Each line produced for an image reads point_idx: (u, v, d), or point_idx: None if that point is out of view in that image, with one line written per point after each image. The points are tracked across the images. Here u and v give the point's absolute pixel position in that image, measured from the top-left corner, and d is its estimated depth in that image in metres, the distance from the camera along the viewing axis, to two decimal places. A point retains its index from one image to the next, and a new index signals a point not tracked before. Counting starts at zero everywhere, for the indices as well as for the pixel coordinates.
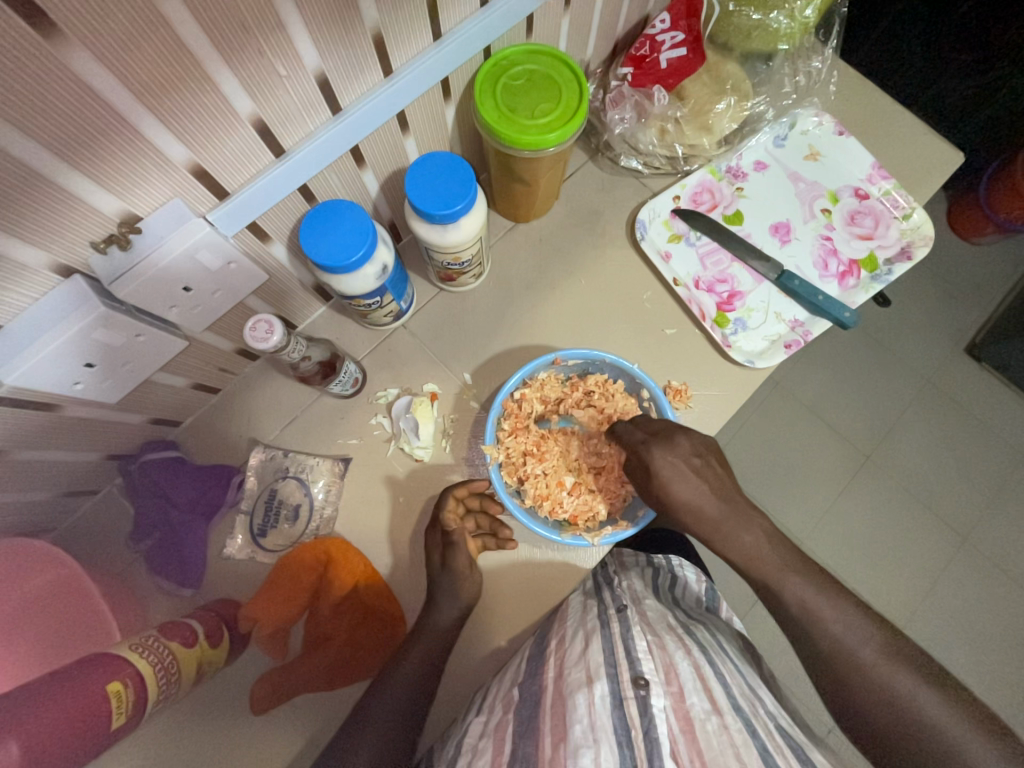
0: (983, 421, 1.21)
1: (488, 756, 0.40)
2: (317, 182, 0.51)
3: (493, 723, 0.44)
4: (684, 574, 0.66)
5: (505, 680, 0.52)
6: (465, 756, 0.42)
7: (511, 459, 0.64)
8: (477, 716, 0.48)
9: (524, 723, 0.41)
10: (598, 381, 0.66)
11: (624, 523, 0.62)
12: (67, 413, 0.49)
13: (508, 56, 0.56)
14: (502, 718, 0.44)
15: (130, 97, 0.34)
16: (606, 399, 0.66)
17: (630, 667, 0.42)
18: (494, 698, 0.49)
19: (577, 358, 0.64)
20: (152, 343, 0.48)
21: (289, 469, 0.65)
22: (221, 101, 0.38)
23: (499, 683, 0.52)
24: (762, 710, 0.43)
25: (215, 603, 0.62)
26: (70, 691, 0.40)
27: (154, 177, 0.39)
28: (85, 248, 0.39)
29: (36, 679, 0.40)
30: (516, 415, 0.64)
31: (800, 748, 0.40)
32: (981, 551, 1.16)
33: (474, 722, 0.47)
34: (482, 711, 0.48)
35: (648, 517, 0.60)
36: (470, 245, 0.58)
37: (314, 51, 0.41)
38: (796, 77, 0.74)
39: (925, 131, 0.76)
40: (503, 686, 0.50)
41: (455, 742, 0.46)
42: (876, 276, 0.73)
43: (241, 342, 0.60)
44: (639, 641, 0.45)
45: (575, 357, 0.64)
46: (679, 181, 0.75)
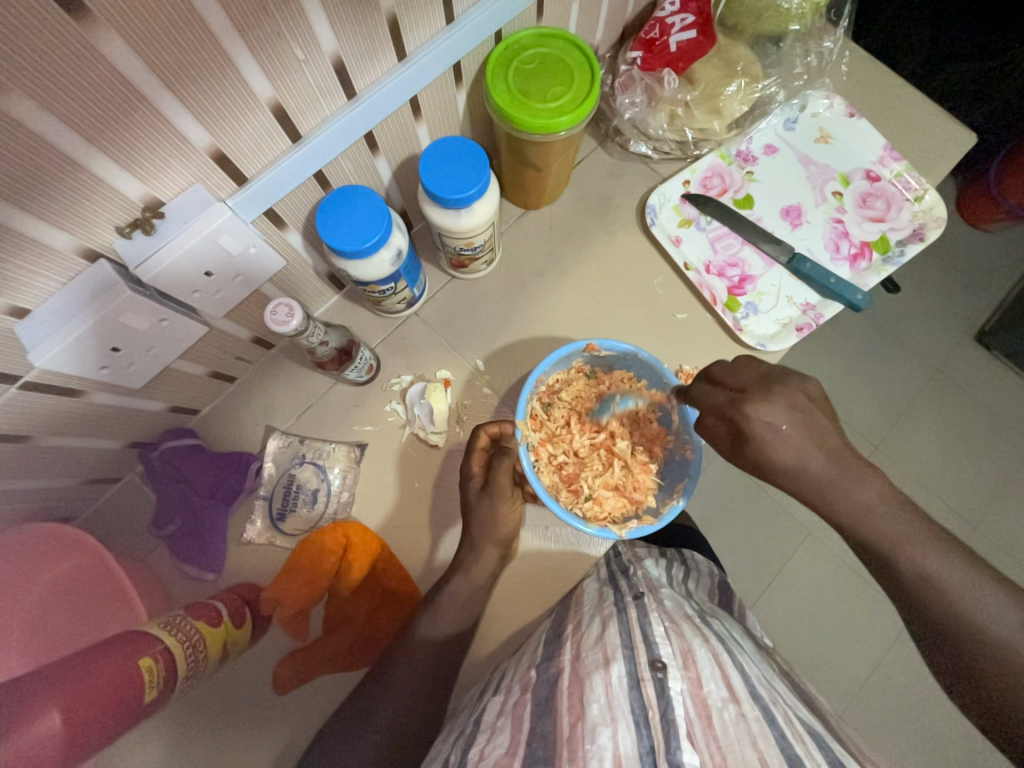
0: (994, 407, 1.20)
1: (506, 733, 0.40)
2: (332, 168, 0.52)
3: (512, 702, 0.44)
4: (698, 568, 0.67)
5: (523, 661, 0.52)
6: (484, 731, 0.42)
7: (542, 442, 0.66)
8: (495, 695, 0.48)
9: (542, 703, 0.41)
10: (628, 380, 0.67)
11: (649, 518, 0.62)
12: (92, 400, 0.50)
13: (519, 40, 0.56)
14: (520, 697, 0.44)
15: (155, 80, 0.35)
16: (632, 397, 0.68)
17: (647, 650, 0.42)
18: (512, 678, 0.49)
19: (611, 349, 0.64)
20: (174, 328, 0.49)
21: (306, 455, 0.66)
22: (241, 84, 0.39)
23: (516, 664, 0.53)
24: (776, 692, 0.43)
25: (238, 586, 0.63)
26: (99, 672, 0.41)
27: (177, 161, 0.40)
28: (110, 233, 0.40)
29: (67, 657, 0.41)
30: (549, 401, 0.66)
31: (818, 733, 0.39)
32: (992, 538, 1.16)
33: (492, 700, 0.47)
34: (499, 692, 0.49)
35: (673, 514, 0.60)
36: (483, 230, 0.59)
37: (331, 34, 0.41)
38: (806, 58, 0.73)
39: (938, 112, 0.76)
40: (521, 667, 0.51)
41: (473, 718, 0.46)
42: (888, 258, 0.72)
43: (257, 331, 0.61)
44: (656, 626, 0.46)
45: (610, 349, 0.64)
46: (689, 166, 0.74)
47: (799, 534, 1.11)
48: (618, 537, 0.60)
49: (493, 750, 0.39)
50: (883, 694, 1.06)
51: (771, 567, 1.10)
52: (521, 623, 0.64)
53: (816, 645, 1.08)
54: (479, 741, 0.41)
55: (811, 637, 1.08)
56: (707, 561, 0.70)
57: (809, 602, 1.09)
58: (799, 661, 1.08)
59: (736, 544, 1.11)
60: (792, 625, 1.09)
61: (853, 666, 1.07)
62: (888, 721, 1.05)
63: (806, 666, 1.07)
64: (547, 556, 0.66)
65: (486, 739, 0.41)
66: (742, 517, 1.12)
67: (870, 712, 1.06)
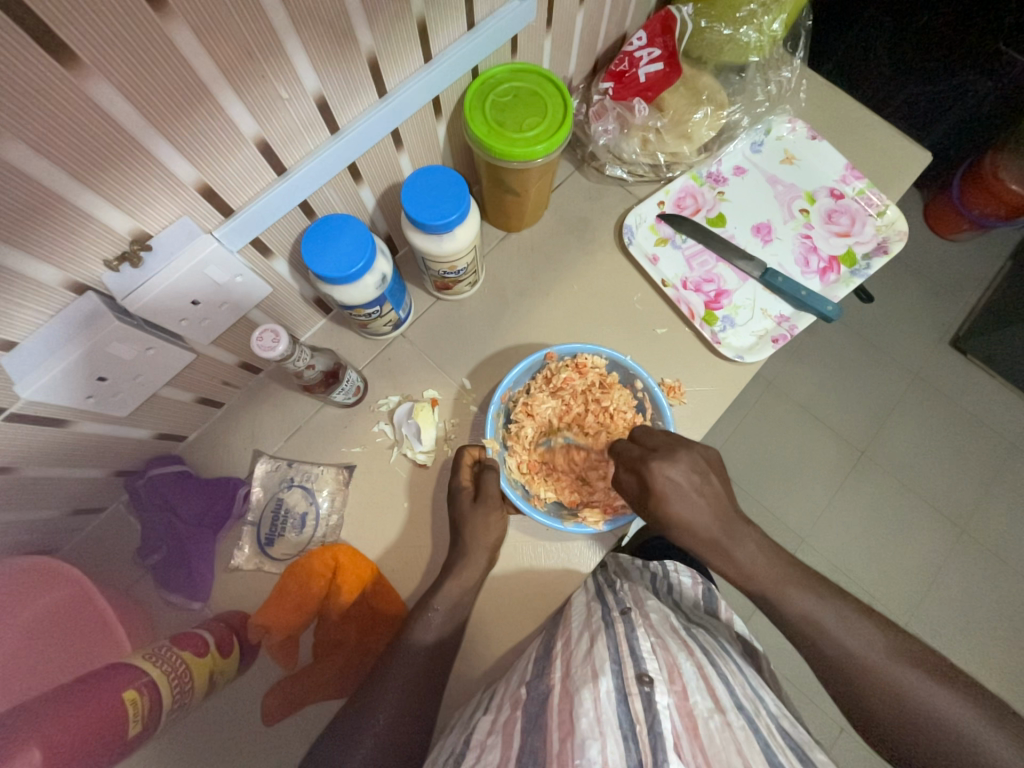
0: (971, 411, 1.24)
1: (495, 751, 0.40)
2: (317, 198, 0.54)
3: (502, 719, 0.44)
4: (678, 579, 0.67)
5: (513, 679, 0.52)
6: (472, 750, 0.42)
7: (515, 447, 0.66)
8: (484, 714, 0.48)
9: (531, 720, 0.41)
10: (603, 381, 0.67)
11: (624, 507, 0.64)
12: (77, 430, 0.50)
13: (495, 74, 0.59)
14: (510, 715, 0.44)
15: (143, 121, 0.36)
16: (605, 393, 0.66)
17: (634, 665, 0.42)
18: (503, 696, 0.49)
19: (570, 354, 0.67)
20: (161, 355, 0.50)
21: (294, 478, 0.66)
22: (227, 123, 0.41)
23: (507, 682, 0.53)
24: (763, 707, 0.43)
25: (224, 614, 0.62)
26: (82, 706, 0.40)
27: (163, 196, 0.41)
28: (98, 266, 0.41)
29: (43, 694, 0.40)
30: (524, 406, 0.66)
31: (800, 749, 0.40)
32: (979, 539, 1.18)
33: (484, 717, 0.47)
34: (491, 709, 0.48)
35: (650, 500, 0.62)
36: (465, 254, 0.61)
37: (314, 74, 0.44)
38: (767, 87, 0.78)
39: (894, 134, 0.80)
40: (511, 685, 0.50)
41: (462, 738, 0.46)
42: (855, 271, 0.76)
43: (244, 356, 0.62)
44: (643, 640, 0.45)
45: (568, 354, 0.67)
46: (663, 187, 0.78)
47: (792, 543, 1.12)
48: (596, 530, 0.62)
49: None
50: None
51: None
52: (514, 641, 0.64)
53: None
54: (470, 759, 0.40)
55: None
56: (691, 575, 0.69)
57: None
58: (795, 672, 1.08)
59: None
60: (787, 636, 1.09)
61: None
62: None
63: (802, 675, 1.07)
64: (538, 573, 0.65)
65: (476, 756, 0.40)
66: None
67: None
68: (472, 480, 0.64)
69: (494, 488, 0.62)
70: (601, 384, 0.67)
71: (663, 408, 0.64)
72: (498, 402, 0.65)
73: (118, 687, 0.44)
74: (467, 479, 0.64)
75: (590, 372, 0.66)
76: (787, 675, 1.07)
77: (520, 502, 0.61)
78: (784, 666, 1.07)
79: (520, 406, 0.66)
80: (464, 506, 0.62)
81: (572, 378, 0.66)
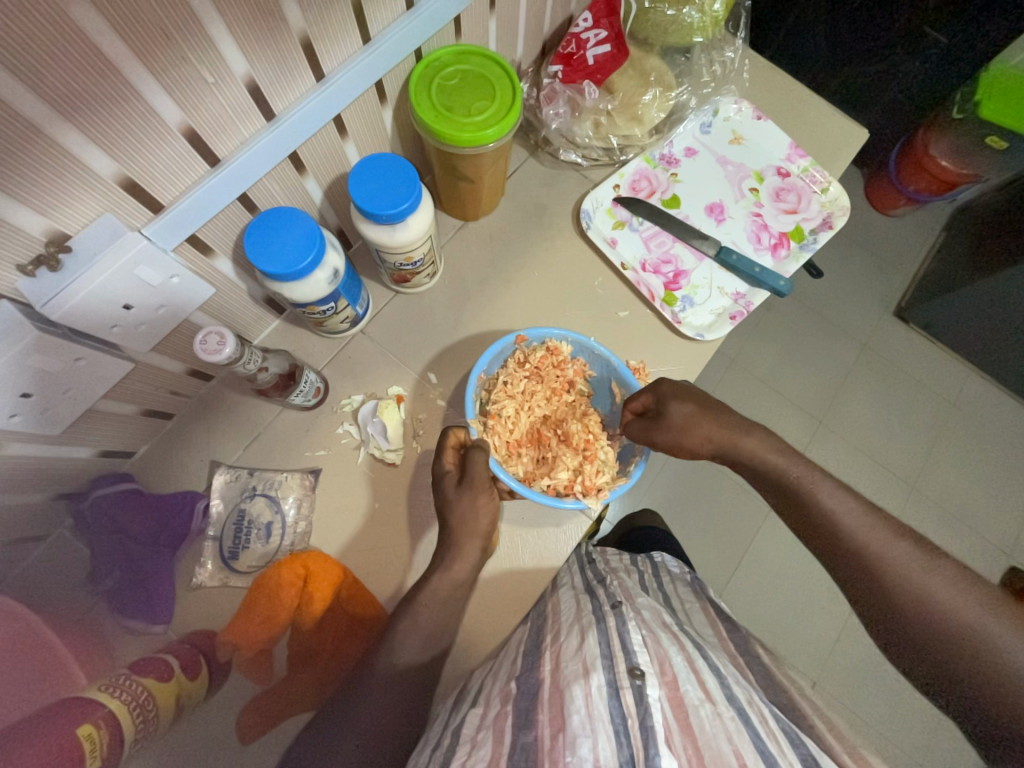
0: (916, 376, 1.32)
1: (486, 747, 0.39)
2: (257, 191, 0.51)
3: (492, 714, 0.44)
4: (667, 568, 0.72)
5: (501, 673, 0.51)
6: (462, 745, 0.41)
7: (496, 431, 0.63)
8: (472, 707, 0.47)
9: (522, 714, 0.41)
10: (578, 367, 0.67)
11: (620, 479, 0.64)
12: (5, 453, 0.46)
13: (439, 57, 0.58)
14: (500, 710, 0.43)
15: (48, 109, 0.33)
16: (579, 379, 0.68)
17: (626, 659, 0.43)
18: (492, 688, 0.49)
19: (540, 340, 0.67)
20: (93, 366, 0.46)
21: (256, 487, 0.64)
22: (148, 112, 0.38)
23: (496, 673, 0.52)
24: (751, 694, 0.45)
25: (191, 635, 0.59)
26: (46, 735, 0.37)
27: (81, 191, 0.38)
28: (12, 274, 0.37)
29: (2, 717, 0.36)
30: (502, 389, 0.65)
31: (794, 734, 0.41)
32: (928, 495, 1.26)
33: (471, 711, 0.46)
34: (478, 703, 0.48)
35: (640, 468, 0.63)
36: (421, 243, 0.59)
37: (241, 57, 0.41)
38: (712, 67, 0.79)
39: (833, 113, 0.83)
40: (500, 678, 0.50)
41: (450, 732, 0.45)
42: (804, 246, 0.78)
43: (191, 363, 0.58)
44: (633, 634, 0.46)
45: (538, 338, 0.67)
46: (617, 171, 0.78)
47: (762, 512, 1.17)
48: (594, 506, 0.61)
49: (475, 761, 0.37)
50: (851, 655, 1.12)
51: (736, 548, 1.16)
52: (498, 632, 0.63)
53: (785, 617, 1.14)
54: (460, 755, 0.40)
55: (778, 609, 1.14)
56: (678, 566, 0.74)
57: (774, 579, 1.15)
58: (771, 636, 1.13)
59: (698, 528, 1.16)
60: (760, 602, 1.14)
61: (819, 633, 1.13)
62: (859, 681, 1.11)
63: (777, 638, 1.13)
64: (516, 563, 0.66)
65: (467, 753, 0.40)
66: (701, 501, 1.17)
67: (842, 677, 1.11)
68: (455, 463, 0.60)
69: (483, 471, 0.58)
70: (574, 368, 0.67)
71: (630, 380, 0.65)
72: (473, 383, 0.63)
73: (73, 720, 0.40)
74: (449, 463, 0.60)
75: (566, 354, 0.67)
76: (764, 639, 1.12)
77: (515, 484, 0.59)
78: (758, 630, 1.12)
79: (497, 388, 0.65)
80: (448, 490, 0.58)
81: (545, 361, 0.66)
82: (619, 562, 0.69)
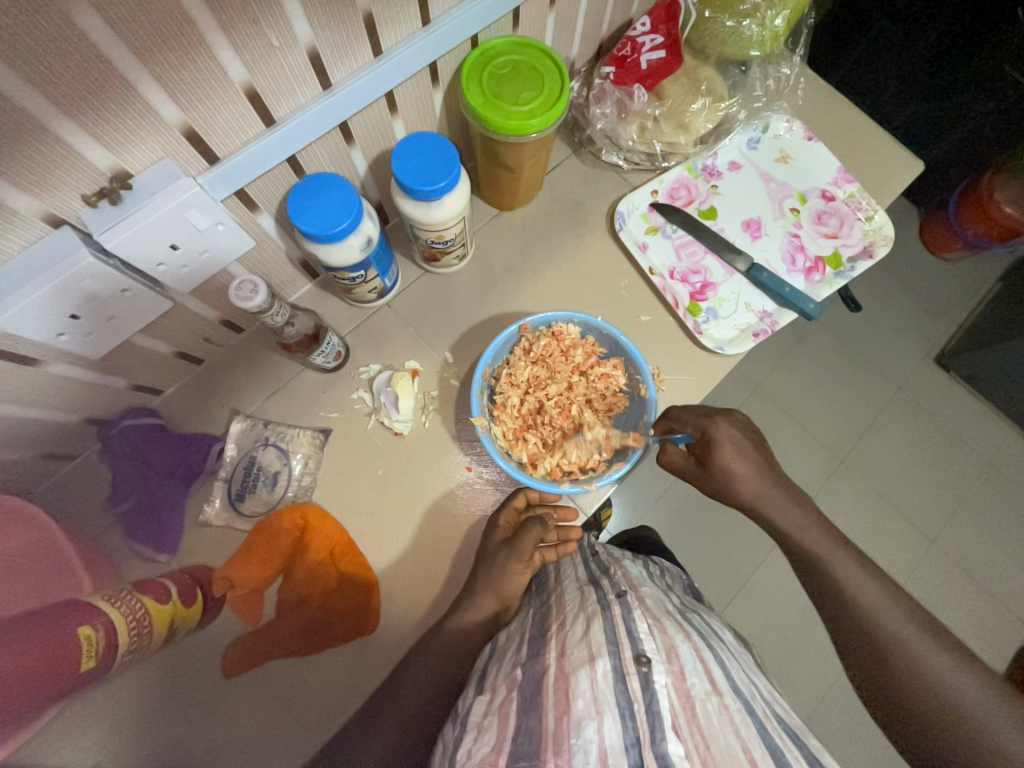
0: (951, 427, 1.26)
1: (492, 732, 0.40)
2: (306, 155, 0.54)
3: (498, 700, 0.44)
4: (668, 566, 0.73)
5: (507, 658, 0.51)
6: (470, 731, 0.42)
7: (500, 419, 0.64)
8: (479, 695, 0.47)
9: (526, 699, 0.42)
10: (586, 349, 0.66)
11: (618, 463, 0.63)
12: (53, 370, 0.50)
13: (494, 46, 0.59)
14: (505, 695, 0.44)
15: (128, 53, 0.36)
16: (589, 361, 0.66)
17: (631, 646, 0.43)
18: (499, 676, 0.48)
19: (545, 323, 0.65)
20: (137, 299, 0.49)
21: (269, 438, 0.67)
22: (216, 67, 0.41)
23: (503, 658, 0.52)
24: (759, 694, 0.46)
25: (193, 568, 0.62)
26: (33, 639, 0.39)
27: (147, 135, 0.41)
28: (77, 201, 0.41)
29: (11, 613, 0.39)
30: (509, 377, 0.65)
31: (797, 734, 0.43)
32: (948, 552, 1.21)
33: (476, 700, 0.46)
34: (484, 691, 0.47)
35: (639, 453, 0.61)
36: (454, 223, 0.60)
37: (307, 24, 0.43)
38: (766, 82, 0.78)
39: (891, 142, 0.81)
40: (505, 666, 0.50)
41: (458, 721, 0.45)
42: (840, 272, 0.77)
43: (225, 312, 0.62)
44: (639, 622, 0.47)
45: (543, 323, 0.66)
46: (657, 176, 0.78)
47: (768, 543, 1.15)
48: (589, 489, 0.60)
49: (479, 749, 0.39)
50: (850, 703, 1.08)
51: (735, 575, 1.14)
52: None
53: (778, 653, 1.11)
54: (466, 743, 0.40)
55: (773, 645, 1.11)
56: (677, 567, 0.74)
57: (774, 612, 1.12)
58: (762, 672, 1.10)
59: (698, 549, 1.14)
60: (755, 634, 1.11)
61: (813, 676, 1.09)
62: (856, 732, 1.07)
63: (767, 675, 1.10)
64: None
65: (472, 741, 0.40)
66: (705, 523, 1.15)
67: (836, 725, 1.07)
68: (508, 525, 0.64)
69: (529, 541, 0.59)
70: (582, 350, 0.66)
71: (640, 360, 0.64)
72: (479, 379, 0.63)
73: (77, 621, 0.42)
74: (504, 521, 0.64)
75: (570, 337, 0.65)
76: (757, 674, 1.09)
77: (516, 472, 0.59)
78: None
79: (502, 377, 0.66)
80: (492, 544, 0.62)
81: (551, 346, 0.65)
82: (621, 555, 0.71)
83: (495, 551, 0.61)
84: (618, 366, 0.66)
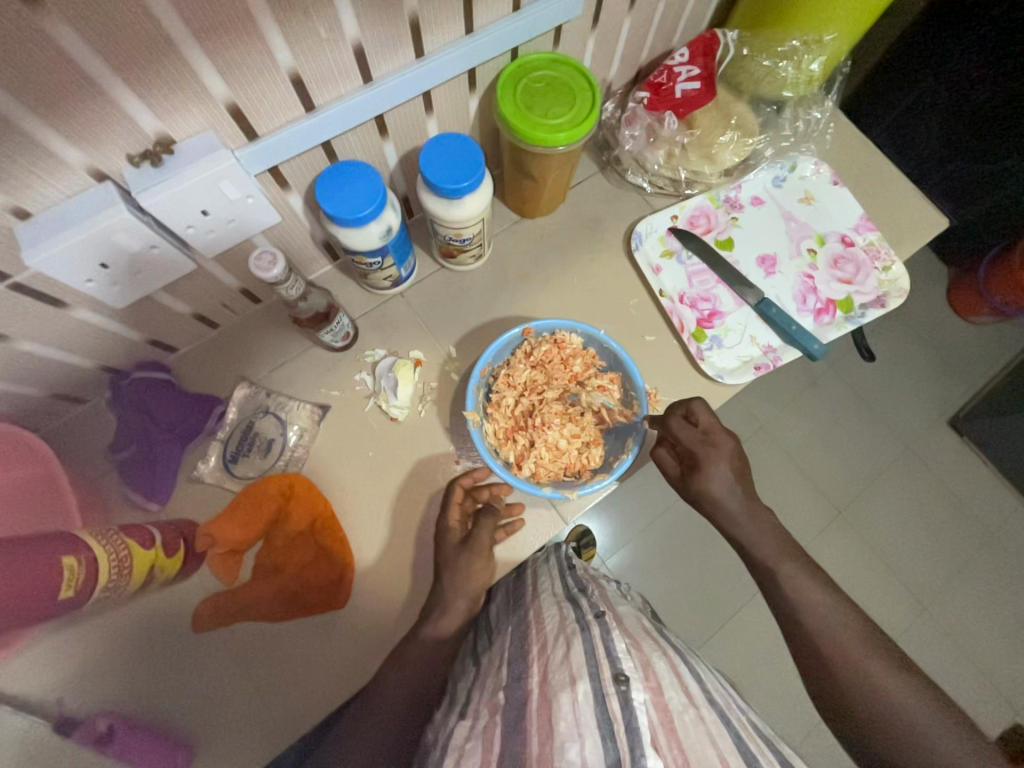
0: (956, 491, 1.24)
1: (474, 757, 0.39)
2: (340, 142, 0.56)
3: (481, 724, 0.43)
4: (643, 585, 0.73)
5: (488, 683, 0.50)
6: (451, 756, 0.40)
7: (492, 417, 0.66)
8: (461, 720, 0.46)
9: (510, 724, 0.41)
10: (585, 360, 0.67)
11: (602, 475, 0.64)
12: (77, 315, 0.53)
13: (532, 61, 0.62)
14: (489, 720, 0.43)
15: (185, 30, 0.39)
16: (586, 370, 0.67)
17: (610, 665, 0.43)
18: (482, 700, 0.47)
19: (547, 331, 0.67)
20: (164, 257, 0.52)
21: (269, 407, 0.69)
22: (265, 51, 0.43)
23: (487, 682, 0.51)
24: (736, 703, 0.47)
25: (177, 520, 0.64)
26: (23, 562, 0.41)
27: (193, 107, 0.44)
28: (121, 159, 0.44)
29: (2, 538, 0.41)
30: (507, 379, 0.67)
31: (773, 739, 0.43)
32: (939, 618, 1.18)
33: (459, 725, 0.45)
34: (466, 716, 0.46)
35: (622, 468, 0.62)
36: (473, 224, 0.63)
37: (355, 22, 0.46)
38: (795, 123, 0.81)
39: (918, 196, 0.81)
40: (489, 690, 0.48)
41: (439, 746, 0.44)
42: (850, 318, 0.77)
43: (245, 282, 0.64)
44: (618, 642, 0.47)
45: (546, 329, 0.67)
46: (679, 202, 0.79)
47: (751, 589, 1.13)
48: (569, 497, 0.62)
49: None
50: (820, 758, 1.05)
51: (715, 610, 1.12)
52: None
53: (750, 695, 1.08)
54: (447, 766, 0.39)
55: (746, 687, 1.09)
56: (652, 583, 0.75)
57: (752, 652, 1.10)
58: None
59: (680, 578, 1.13)
60: (728, 673, 1.10)
61: (784, 725, 1.07)
62: None
63: None
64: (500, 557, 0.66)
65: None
66: (690, 554, 1.14)
67: None
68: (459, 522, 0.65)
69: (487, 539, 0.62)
70: (582, 360, 0.67)
71: (635, 376, 0.65)
72: (478, 376, 0.65)
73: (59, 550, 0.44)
74: (455, 520, 0.65)
75: (572, 347, 0.67)
76: None
77: (501, 471, 0.60)
78: None
79: (501, 378, 0.67)
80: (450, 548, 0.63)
81: (551, 353, 0.67)
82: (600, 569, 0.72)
83: (455, 555, 0.62)
84: (615, 379, 0.66)
